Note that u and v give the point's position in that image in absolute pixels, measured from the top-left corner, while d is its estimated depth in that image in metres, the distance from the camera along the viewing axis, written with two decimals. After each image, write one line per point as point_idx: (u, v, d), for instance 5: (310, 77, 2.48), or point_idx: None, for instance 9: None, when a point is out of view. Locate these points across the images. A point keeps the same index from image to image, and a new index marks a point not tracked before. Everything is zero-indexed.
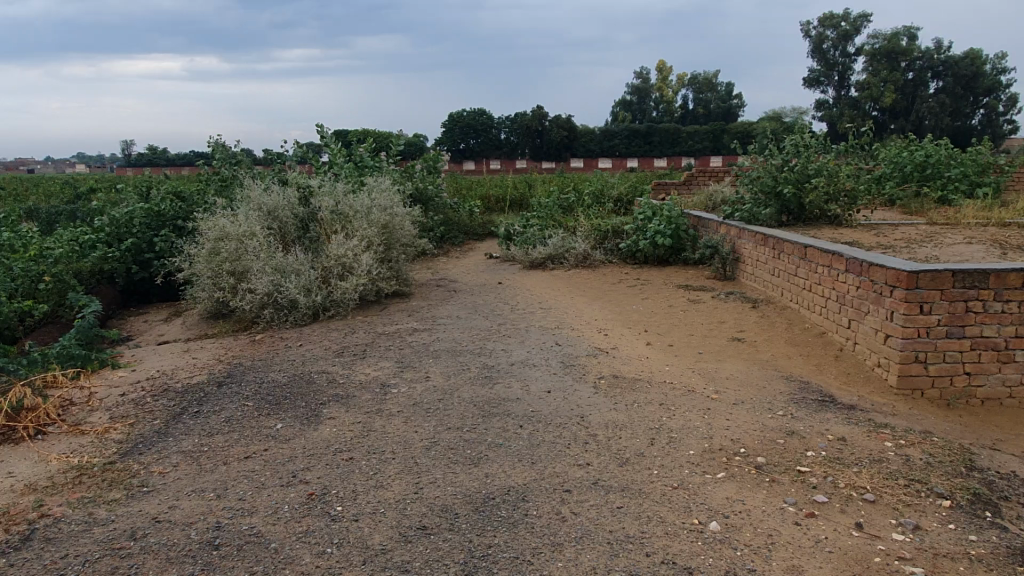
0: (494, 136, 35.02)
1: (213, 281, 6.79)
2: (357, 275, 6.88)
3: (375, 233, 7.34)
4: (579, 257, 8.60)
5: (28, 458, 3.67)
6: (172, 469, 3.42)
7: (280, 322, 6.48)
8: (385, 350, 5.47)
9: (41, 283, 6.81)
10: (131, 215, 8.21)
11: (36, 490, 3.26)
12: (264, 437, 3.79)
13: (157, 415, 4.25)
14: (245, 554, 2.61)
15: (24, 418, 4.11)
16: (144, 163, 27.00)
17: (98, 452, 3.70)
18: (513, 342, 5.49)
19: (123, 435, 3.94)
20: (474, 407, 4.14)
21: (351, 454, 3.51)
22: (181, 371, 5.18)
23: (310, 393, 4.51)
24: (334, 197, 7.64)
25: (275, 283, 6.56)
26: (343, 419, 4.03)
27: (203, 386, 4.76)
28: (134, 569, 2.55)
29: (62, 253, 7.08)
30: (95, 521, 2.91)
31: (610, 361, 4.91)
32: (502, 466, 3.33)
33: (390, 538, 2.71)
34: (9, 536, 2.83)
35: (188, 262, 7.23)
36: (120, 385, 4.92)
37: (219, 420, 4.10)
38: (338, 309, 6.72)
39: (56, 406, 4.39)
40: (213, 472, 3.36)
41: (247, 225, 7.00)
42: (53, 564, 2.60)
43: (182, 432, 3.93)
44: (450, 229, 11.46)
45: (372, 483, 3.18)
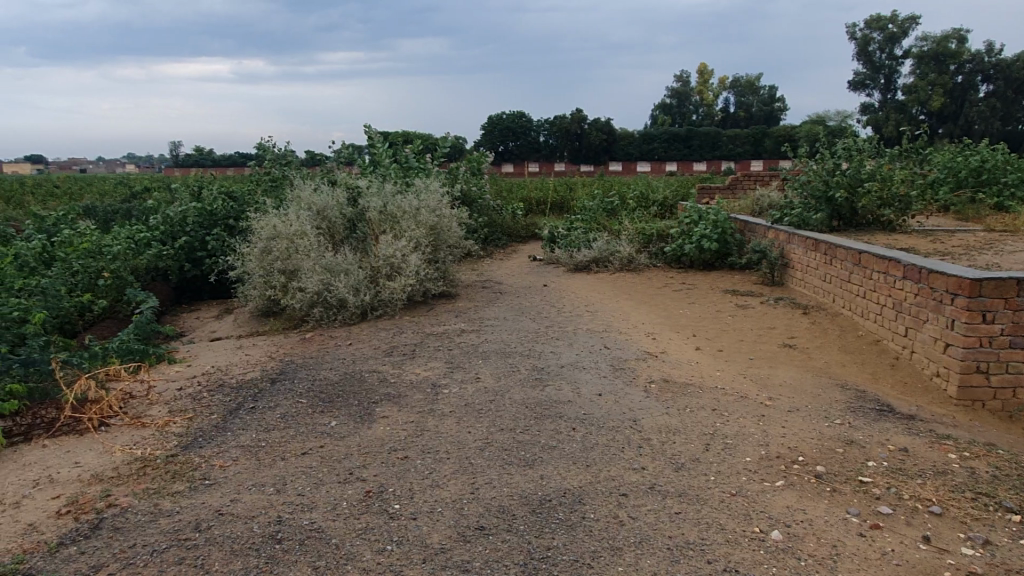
0: (533, 139, 34.93)
1: (264, 280, 6.97)
2: (405, 276, 6.96)
3: (423, 234, 7.42)
4: (624, 261, 8.58)
5: (93, 449, 3.79)
6: (233, 463, 3.49)
7: (329, 321, 6.62)
8: (434, 351, 5.51)
9: (100, 279, 7.02)
10: (185, 214, 8.42)
11: (102, 480, 3.36)
12: (320, 434, 3.86)
13: (215, 409, 4.35)
14: (307, 549, 2.65)
15: (88, 410, 4.26)
16: (192, 163, 27.64)
17: (159, 444, 3.80)
18: (562, 345, 5.49)
19: (182, 428, 4.04)
20: (526, 408, 4.16)
21: (405, 453, 3.55)
22: (234, 367, 5.29)
23: (362, 392, 4.57)
24: (382, 198, 7.71)
25: (325, 282, 6.68)
26: (396, 418, 4.07)
27: (257, 382, 4.87)
28: (201, 560, 2.60)
29: (120, 250, 7.28)
30: (161, 512, 2.99)
31: (661, 365, 4.89)
32: (556, 468, 3.33)
33: (449, 537, 2.72)
34: (78, 525, 2.91)
35: (240, 260, 7.39)
36: (177, 380, 5.05)
37: (275, 416, 4.17)
38: (386, 309, 6.83)
39: (118, 399, 4.52)
40: (272, 467, 3.42)
41: (298, 225, 7.12)
42: (122, 553, 2.67)
43: (240, 427, 4.01)
44: (493, 230, 11.54)
45: (429, 482, 3.21)
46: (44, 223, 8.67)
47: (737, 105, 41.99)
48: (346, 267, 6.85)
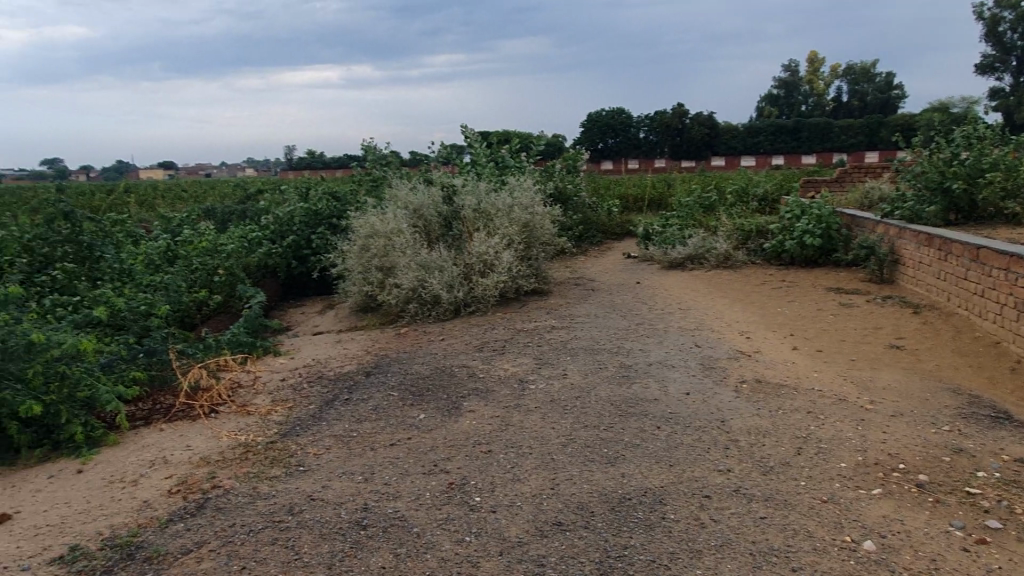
0: (633, 135, 34.47)
1: (363, 276, 7.24)
2: (498, 273, 7.06)
3: (516, 232, 7.49)
4: (721, 258, 8.35)
5: (203, 433, 4.06)
6: (326, 451, 3.66)
7: (424, 316, 6.82)
8: (523, 347, 5.56)
9: (216, 276, 7.50)
10: (293, 214, 8.87)
11: (209, 462, 3.60)
12: (409, 426, 3.97)
13: (313, 400, 4.57)
14: (390, 536, 2.74)
15: (200, 398, 4.57)
16: (303, 165, 29.03)
17: (261, 431, 4.03)
18: (651, 342, 5.42)
19: (283, 417, 4.27)
20: (611, 406, 4.13)
21: (489, 447, 3.61)
22: (333, 361, 5.53)
23: (451, 386, 4.67)
24: (477, 195, 7.83)
25: (420, 279, 6.87)
26: (483, 413, 4.15)
27: (353, 375, 5.07)
28: (292, 542, 2.74)
29: (234, 248, 7.75)
30: (259, 495, 3.17)
31: (754, 364, 4.73)
32: (639, 467, 3.29)
33: (526, 531, 2.75)
34: (186, 503, 3.14)
35: (342, 258, 7.71)
36: (281, 371, 5.34)
37: (367, 408, 4.34)
38: (478, 306, 6.96)
39: (227, 388, 4.84)
40: (363, 456, 3.56)
41: (395, 223, 7.35)
42: (222, 531, 2.86)
43: (335, 417, 4.20)
44: (588, 227, 11.50)
45: (510, 476, 3.25)
46: (169, 224, 9.37)
47: (850, 94, 39.86)
48: (441, 264, 7.00)
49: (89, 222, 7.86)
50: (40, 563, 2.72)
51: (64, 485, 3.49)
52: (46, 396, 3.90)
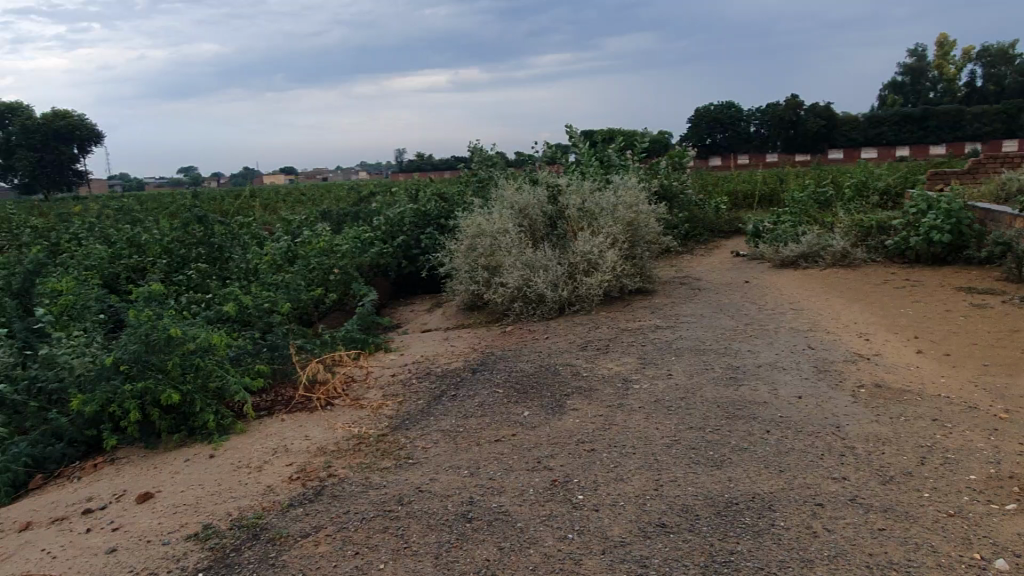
0: (743, 129, 33.40)
1: (470, 275, 7.40)
2: (602, 272, 7.04)
3: (620, 230, 7.45)
4: (837, 256, 7.96)
5: (320, 425, 4.29)
6: (434, 445, 3.78)
7: (528, 315, 6.90)
8: (627, 346, 5.52)
9: (332, 274, 7.87)
10: (403, 215, 9.19)
11: (326, 452, 3.81)
12: (513, 423, 4.04)
13: (422, 395, 4.73)
14: (494, 530, 2.81)
15: (318, 391, 4.83)
16: (413, 167, 29.94)
17: (373, 424, 4.22)
18: (761, 343, 5.25)
19: (393, 411, 4.45)
20: (718, 408, 4.04)
21: (593, 445, 3.62)
22: (441, 357, 5.69)
23: (555, 385, 4.71)
24: (581, 195, 7.84)
25: (525, 278, 6.96)
26: (586, 411, 4.15)
27: (460, 372, 5.21)
28: (401, 530, 2.86)
29: (348, 248, 8.12)
30: (371, 485, 3.32)
31: (872, 368, 4.50)
32: (747, 471, 3.20)
33: (629, 532, 2.74)
34: (305, 490, 3.33)
35: (449, 258, 7.91)
36: (391, 367, 5.55)
37: (473, 404, 4.44)
38: (582, 305, 6.97)
39: (342, 381, 5.08)
40: (468, 451, 3.66)
41: (501, 223, 7.47)
42: (338, 517, 3.02)
43: (442, 412, 4.33)
44: (694, 225, 11.25)
45: (613, 475, 3.25)
46: (290, 226, 9.92)
47: (986, 78, 36.90)
48: (546, 263, 7.06)
49: (220, 224, 8.54)
50: (178, 538, 2.97)
51: (198, 469, 3.79)
52: (184, 386, 4.26)
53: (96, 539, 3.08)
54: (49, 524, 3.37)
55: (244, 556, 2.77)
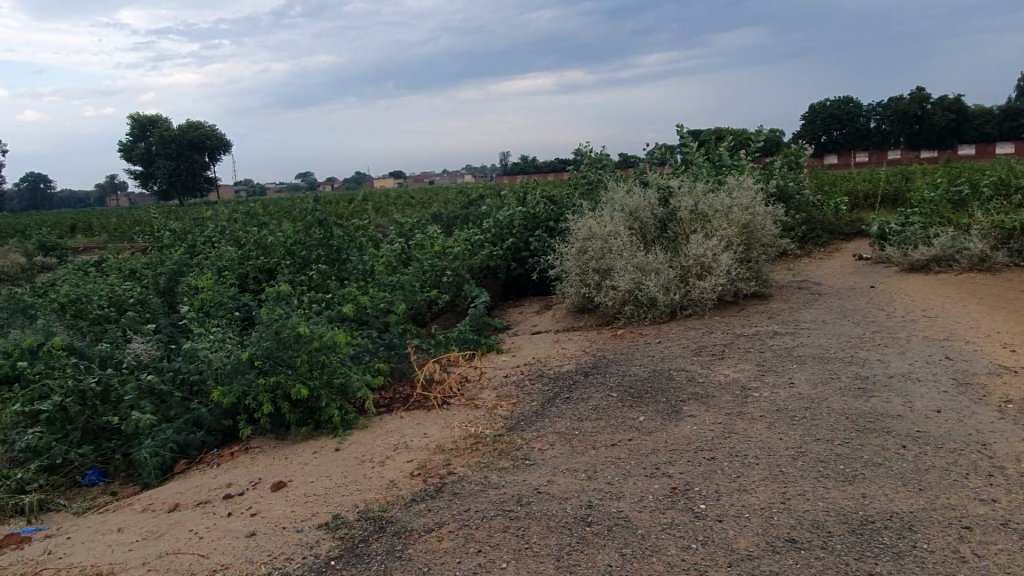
0: (862, 125, 31.70)
1: (581, 278, 7.39)
2: (716, 275, 6.87)
3: (735, 233, 7.24)
4: (975, 260, 7.40)
5: (438, 423, 4.41)
6: (550, 447, 3.80)
7: (640, 319, 6.84)
8: (744, 352, 5.36)
9: (444, 276, 8.06)
10: (513, 218, 9.29)
11: (445, 450, 3.90)
12: (629, 428, 4.00)
13: (535, 397, 4.76)
14: (615, 536, 2.79)
15: (435, 390, 4.96)
16: (517, 170, 30.30)
17: (489, 424, 4.29)
18: (891, 352, 4.96)
19: (508, 412, 4.51)
20: (847, 419, 3.84)
21: (713, 453, 3.53)
22: (552, 360, 5.71)
23: (670, 390, 4.63)
24: (694, 196, 7.66)
25: (636, 281, 6.89)
26: (704, 418, 4.06)
27: (572, 374, 5.21)
28: (522, 531, 2.89)
29: (460, 251, 8.28)
30: (490, 484, 3.38)
31: (1020, 382, 4.15)
32: (882, 488, 3.04)
33: (756, 545, 2.65)
34: (427, 486, 3.43)
35: (559, 260, 7.94)
36: (504, 368, 5.62)
37: (587, 407, 4.43)
38: (696, 309, 6.83)
39: (457, 381, 5.20)
40: (584, 454, 3.65)
41: (612, 225, 7.42)
42: (459, 514, 3.08)
43: (556, 415, 4.35)
44: (812, 227, 10.78)
45: (736, 486, 3.15)
46: (403, 228, 10.24)
47: None
48: (657, 266, 6.96)
49: (339, 227, 8.93)
50: (310, 527, 3.12)
51: (325, 461, 3.97)
52: (311, 382, 4.49)
53: (236, 522, 3.29)
54: (194, 507, 3.64)
55: (372, 547, 2.88)
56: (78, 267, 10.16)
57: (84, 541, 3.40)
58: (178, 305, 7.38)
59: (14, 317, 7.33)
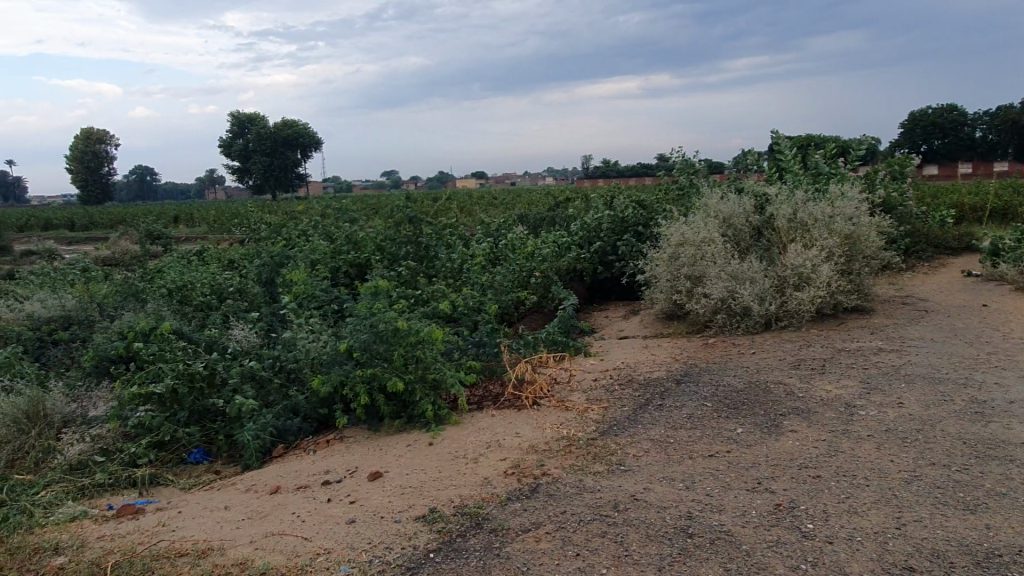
0: (967, 134, 29.91)
1: (671, 284, 7.24)
2: (815, 286, 6.60)
3: (837, 244, 6.94)
4: None
5: (529, 423, 4.40)
6: (645, 454, 3.74)
7: (732, 328, 6.66)
8: (846, 368, 5.13)
9: (533, 277, 8.06)
10: (601, 221, 9.21)
11: (537, 450, 3.90)
12: (727, 439, 3.89)
13: (626, 402, 4.70)
14: (718, 549, 2.71)
15: (525, 390, 4.96)
16: (599, 174, 30.18)
17: (581, 427, 4.25)
18: (1010, 376, 4.64)
19: (599, 416, 4.46)
20: (965, 445, 3.62)
21: (818, 472, 3.39)
22: (642, 365, 5.62)
23: (769, 403, 4.47)
24: (793, 204, 7.39)
25: (730, 289, 6.71)
26: (807, 434, 3.90)
27: (664, 382, 5.11)
28: (620, 537, 2.85)
29: (548, 252, 8.26)
30: (585, 488, 3.35)
31: None
32: (1009, 520, 2.84)
33: (870, 571, 2.53)
34: (521, 485, 3.43)
35: (649, 265, 7.81)
36: (593, 371, 5.57)
37: (682, 415, 4.34)
38: (792, 321, 6.60)
39: (546, 382, 5.19)
40: (681, 463, 3.58)
41: (706, 232, 7.25)
42: (556, 516, 3.06)
43: (650, 421, 4.27)
44: (916, 241, 10.26)
45: (845, 507, 3.01)
46: (490, 229, 10.30)
47: None
48: (753, 275, 6.77)
49: (429, 226, 9.05)
50: (408, 518, 3.17)
51: (419, 454, 4.03)
52: (407, 375, 4.56)
53: (336, 509, 3.38)
54: (296, 490, 3.75)
55: (470, 543, 2.90)
56: (182, 256, 10.69)
57: (194, 516, 3.55)
58: (276, 296, 7.65)
59: (127, 301, 7.77)
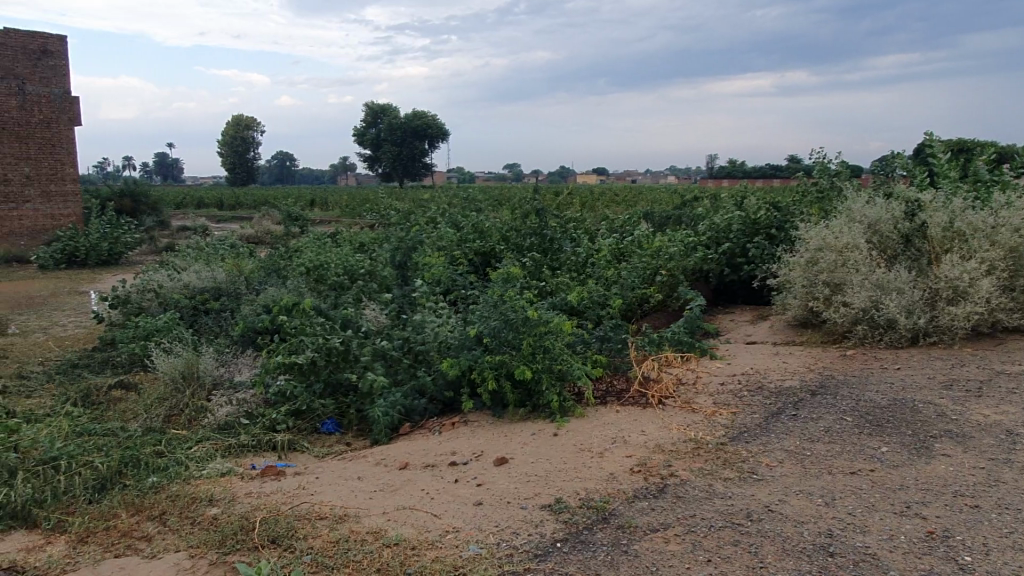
0: None
1: (807, 290, 6.88)
2: (972, 301, 6.09)
3: (1000, 256, 6.37)
4: None
5: (655, 422, 4.33)
6: (779, 464, 3.58)
7: (874, 341, 6.26)
8: (1007, 393, 4.69)
9: (658, 275, 7.89)
10: (731, 222, 8.88)
11: (664, 450, 3.82)
12: (870, 457, 3.66)
13: (757, 409, 4.52)
14: (862, 572, 2.56)
15: (651, 389, 4.88)
16: (724, 174, 29.26)
17: (710, 431, 4.13)
18: None
19: (728, 421, 4.32)
20: None
21: (976, 501, 3.12)
22: (774, 373, 5.38)
23: (916, 423, 4.16)
24: (949, 212, 6.85)
25: (874, 299, 6.32)
26: (962, 460, 3.60)
27: (798, 391, 4.87)
28: (754, 547, 2.74)
29: (675, 251, 8.06)
30: (716, 493, 3.25)
31: None
32: None
33: None
34: (649, 484, 3.37)
35: (783, 269, 7.47)
36: (721, 374, 5.39)
37: (819, 428, 4.12)
38: (942, 337, 6.12)
39: (672, 382, 5.08)
40: (819, 478, 3.40)
41: (850, 237, 6.85)
42: (685, 518, 2.99)
43: (784, 431, 4.09)
44: None
45: (1009, 542, 2.76)
46: (614, 225, 10.18)
47: None
48: (901, 285, 6.33)
49: (554, 219, 9.05)
50: (534, 505, 3.19)
51: (543, 444, 4.05)
52: (534, 365, 4.59)
53: (463, 489, 3.46)
54: (424, 468, 3.87)
55: (597, 536, 2.89)
56: (319, 238, 11.26)
57: (330, 483, 3.74)
58: (404, 279, 7.91)
59: (270, 277, 8.28)
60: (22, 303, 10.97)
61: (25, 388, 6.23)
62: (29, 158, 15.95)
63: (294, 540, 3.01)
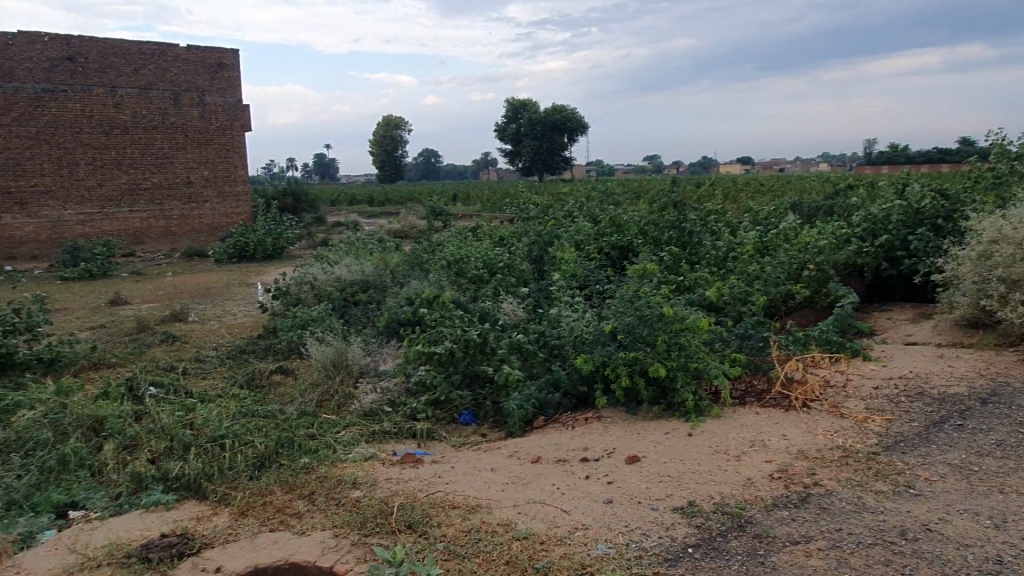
0: None
1: (979, 286, 6.23)
2: None
3: None
4: None
5: (798, 426, 4.09)
6: (940, 479, 3.28)
7: None
8: None
9: (806, 270, 7.44)
10: (890, 212, 8.20)
11: (808, 457, 3.60)
12: None
13: (916, 417, 4.16)
14: None
15: (794, 390, 4.62)
16: (886, 160, 27.09)
17: (861, 439, 3.85)
18: None
19: (881, 429, 4.01)
20: None
21: None
22: (936, 377, 4.92)
23: None
24: None
25: None
26: None
27: (965, 399, 4.43)
28: (908, 569, 2.53)
29: (825, 244, 7.57)
30: (865, 507, 3.02)
31: None
32: None
33: None
34: (790, 493, 3.20)
35: (950, 263, 6.81)
36: (875, 377, 5.00)
37: (989, 441, 3.73)
38: None
39: (818, 384, 4.78)
40: (987, 497, 3.07)
41: None
42: (829, 532, 2.81)
43: (947, 442, 3.73)
44: None
45: None
46: (759, 216, 9.72)
47: None
48: None
49: (694, 211, 8.78)
50: (666, 508, 3.12)
51: (677, 444, 3.94)
52: (669, 362, 4.48)
53: (593, 486, 3.44)
54: (556, 463, 3.88)
55: (732, 544, 2.78)
56: (460, 232, 11.60)
57: (465, 473, 3.85)
58: (540, 273, 7.98)
59: (413, 270, 8.63)
60: (201, 293, 12.16)
61: (200, 370, 6.90)
62: (207, 161, 17.61)
63: (429, 526, 3.13)
